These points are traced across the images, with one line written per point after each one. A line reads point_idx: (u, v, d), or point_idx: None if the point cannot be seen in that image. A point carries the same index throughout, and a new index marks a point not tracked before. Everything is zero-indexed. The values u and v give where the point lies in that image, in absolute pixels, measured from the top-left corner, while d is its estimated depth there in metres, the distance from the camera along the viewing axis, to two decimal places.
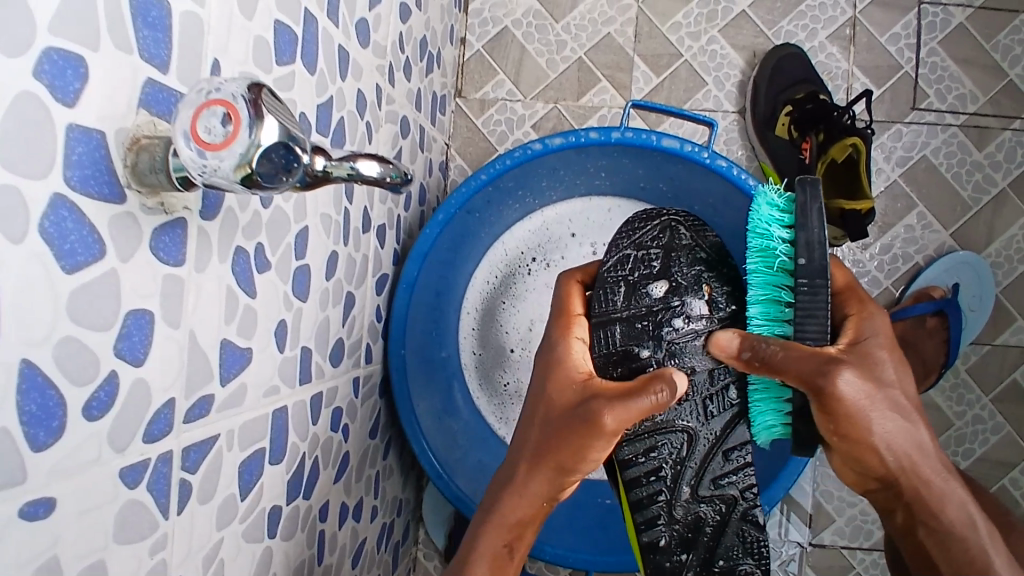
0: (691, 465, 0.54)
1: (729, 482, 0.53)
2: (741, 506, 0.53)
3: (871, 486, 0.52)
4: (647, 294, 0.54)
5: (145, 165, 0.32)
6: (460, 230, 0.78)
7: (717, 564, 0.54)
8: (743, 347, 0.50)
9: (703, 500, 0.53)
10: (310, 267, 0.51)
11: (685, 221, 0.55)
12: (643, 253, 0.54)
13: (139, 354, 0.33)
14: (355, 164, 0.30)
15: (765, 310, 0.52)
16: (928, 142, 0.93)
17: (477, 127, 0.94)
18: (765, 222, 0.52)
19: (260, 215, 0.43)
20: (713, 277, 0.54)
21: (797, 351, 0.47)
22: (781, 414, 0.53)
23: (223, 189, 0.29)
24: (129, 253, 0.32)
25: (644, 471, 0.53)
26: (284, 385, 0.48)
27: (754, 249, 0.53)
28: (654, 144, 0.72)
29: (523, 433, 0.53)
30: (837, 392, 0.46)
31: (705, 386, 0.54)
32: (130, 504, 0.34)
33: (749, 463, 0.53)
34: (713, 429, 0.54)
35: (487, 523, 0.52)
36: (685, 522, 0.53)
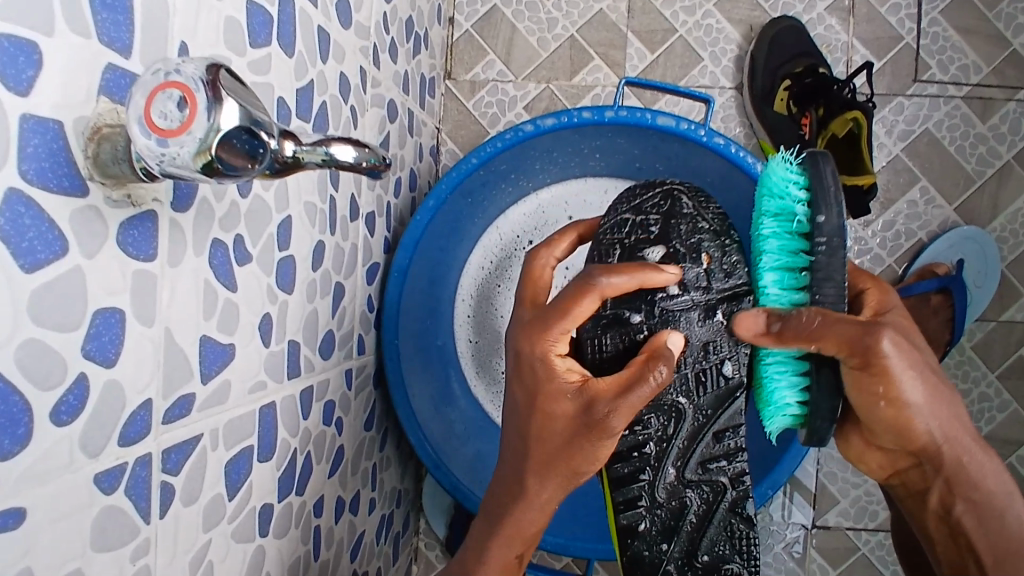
0: (676, 445, 0.52)
1: (719, 468, 0.52)
2: (728, 496, 0.52)
3: (907, 460, 0.52)
4: (641, 257, 0.51)
5: (108, 155, 0.30)
6: (454, 214, 0.77)
7: (700, 555, 0.53)
8: (772, 319, 0.47)
9: (687, 483, 0.52)
10: (295, 259, 0.49)
11: (689, 192, 0.52)
12: (641, 217, 0.52)
13: (110, 354, 0.32)
14: (329, 148, 0.29)
15: (781, 278, 0.49)
16: (931, 115, 0.91)
17: (467, 110, 0.92)
18: (781, 183, 0.48)
19: (238, 204, 0.41)
20: (713, 246, 0.51)
21: (836, 315, 0.45)
22: (798, 390, 0.49)
23: (191, 178, 0.28)
24: (94, 249, 0.30)
25: (627, 446, 0.51)
26: (270, 380, 0.47)
27: (769, 214, 0.49)
28: (649, 122, 0.70)
29: (520, 449, 0.49)
30: (881, 351, 0.45)
31: (698, 358, 0.51)
32: (109, 511, 0.32)
33: (738, 450, 0.52)
34: (703, 408, 0.52)
35: (495, 529, 0.51)
36: (669, 509, 0.52)
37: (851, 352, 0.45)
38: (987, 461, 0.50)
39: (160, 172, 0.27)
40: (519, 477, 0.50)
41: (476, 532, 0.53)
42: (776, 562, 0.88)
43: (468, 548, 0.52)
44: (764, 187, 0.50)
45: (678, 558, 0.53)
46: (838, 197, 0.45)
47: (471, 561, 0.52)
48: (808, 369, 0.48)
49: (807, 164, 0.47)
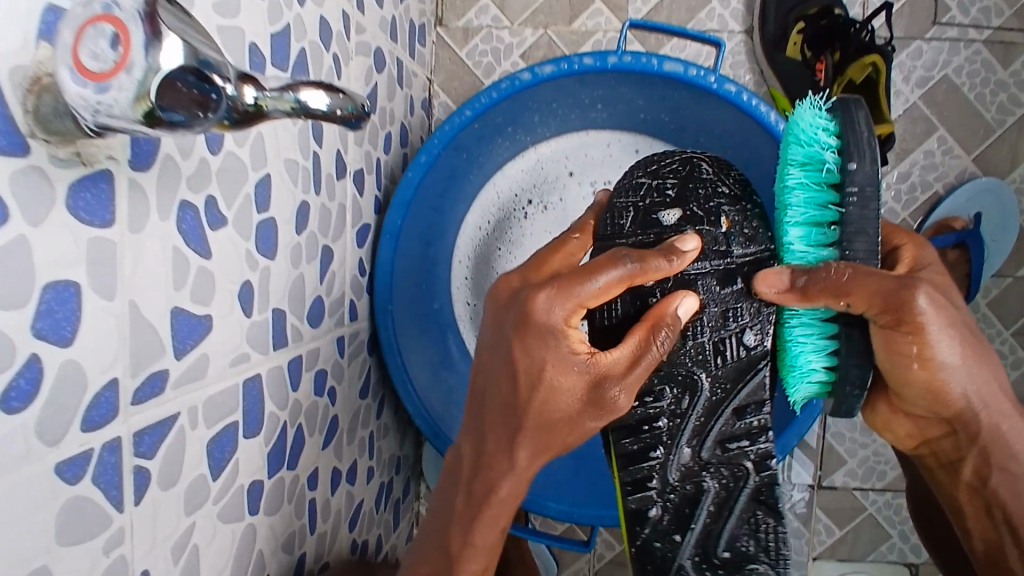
0: (691, 421, 0.50)
1: (741, 449, 0.50)
2: (750, 484, 0.50)
3: (940, 430, 0.50)
4: (655, 220, 0.50)
5: (49, 109, 0.26)
6: (448, 171, 0.73)
7: (721, 551, 0.50)
8: (797, 274, 0.46)
9: (704, 465, 0.50)
10: (276, 221, 0.46)
11: (709, 160, 0.52)
12: (657, 181, 0.51)
13: (66, 333, 0.28)
14: (299, 95, 0.25)
15: (807, 234, 0.47)
16: (950, 60, 0.86)
17: (461, 59, 0.86)
18: (808, 129, 0.45)
19: (207, 161, 0.37)
20: (733, 210, 0.49)
21: (867, 268, 0.43)
22: (824, 355, 0.48)
23: (134, 133, 0.24)
24: (40, 215, 0.27)
25: (638, 420, 0.49)
26: (254, 351, 0.44)
27: (796, 163, 0.46)
28: (655, 69, 0.66)
29: (511, 419, 0.46)
30: (915, 307, 0.43)
31: (716, 324, 0.49)
32: (76, 501, 0.30)
33: (762, 430, 0.49)
34: (722, 380, 0.49)
35: (483, 506, 0.47)
36: (683, 494, 0.50)
37: (883, 306, 0.43)
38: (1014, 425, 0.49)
39: (95, 125, 0.23)
40: (504, 448, 0.46)
41: (452, 520, 0.48)
42: None
43: (451, 527, 0.48)
44: (790, 134, 0.47)
45: (697, 550, 0.51)
46: (872, 144, 0.43)
47: (457, 547, 0.47)
48: (836, 332, 0.47)
49: (839, 109, 0.44)
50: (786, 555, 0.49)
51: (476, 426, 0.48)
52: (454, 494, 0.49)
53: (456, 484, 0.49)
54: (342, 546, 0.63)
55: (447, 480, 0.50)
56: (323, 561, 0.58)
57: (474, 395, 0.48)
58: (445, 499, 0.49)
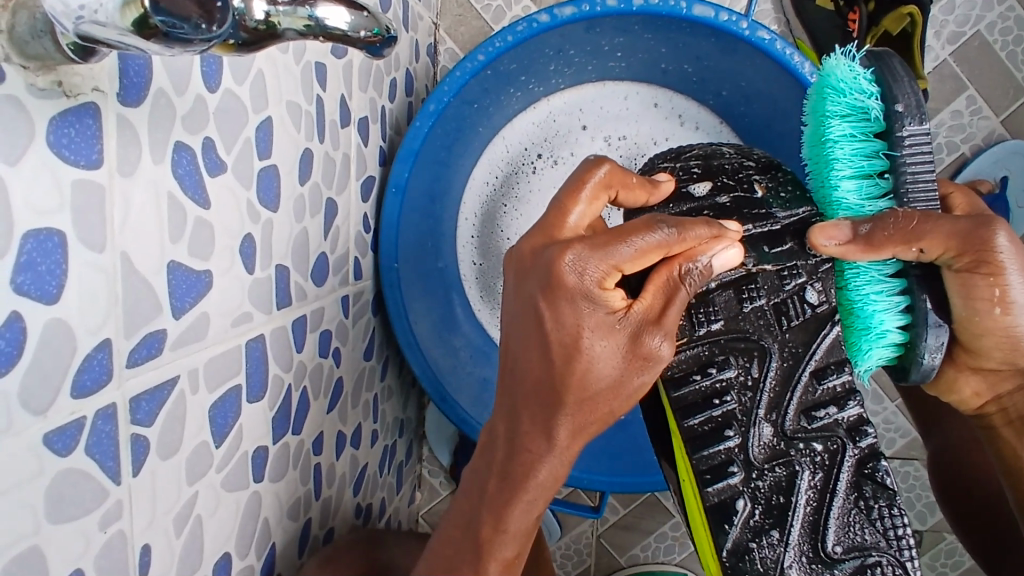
0: (761, 392, 0.49)
1: (828, 418, 0.49)
2: (845, 458, 0.48)
3: (1006, 389, 0.52)
4: (687, 193, 0.51)
5: (25, 29, 0.22)
6: (456, 123, 0.68)
7: (831, 546, 0.47)
8: (858, 224, 0.45)
9: (790, 442, 0.49)
10: (278, 168, 0.42)
11: (727, 147, 0.55)
12: (681, 165, 0.53)
13: (50, 289, 0.25)
14: (315, 10, 0.21)
15: (860, 186, 0.46)
16: (983, 16, 0.82)
17: (468, 3, 0.81)
18: (847, 80, 0.45)
19: (205, 99, 0.33)
20: (764, 179, 0.51)
21: (935, 212, 0.43)
22: (897, 313, 0.46)
23: (127, 50, 0.21)
24: (16, 155, 0.23)
25: (706, 396, 0.49)
26: (257, 311, 0.41)
27: (837, 115, 0.46)
28: (683, 13, 0.62)
29: (548, 393, 0.43)
30: (995, 247, 0.43)
31: (772, 288, 0.50)
32: (68, 475, 0.27)
33: (847, 395, 0.49)
34: (791, 344, 0.49)
35: (524, 489, 0.44)
36: (772, 483, 0.48)
37: (959, 247, 0.43)
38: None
39: (77, 36, 0.20)
40: (545, 431, 0.43)
41: (497, 504, 0.45)
42: None
43: (483, 508, 0.45)
44: (825, 89, 0.47)
45: (803, 547, 0.48)
46: (915, 90, 0.43)
47: (489, 532, 0.45)
48: (907, 287, 0.46)
49: (873, 58, 0.44)
50: (901, 535, 0.47)
51: (509, 407, 0.45)
52: (484, 478, 0.46)
53: (486, 469, 0.46)
54: (346, 510, 0.61)
55: (476, 465, 0.47)
56: (328, 527, 0.56)
57: (501, 374, 0.45)
58: (475, 477, 0.46)
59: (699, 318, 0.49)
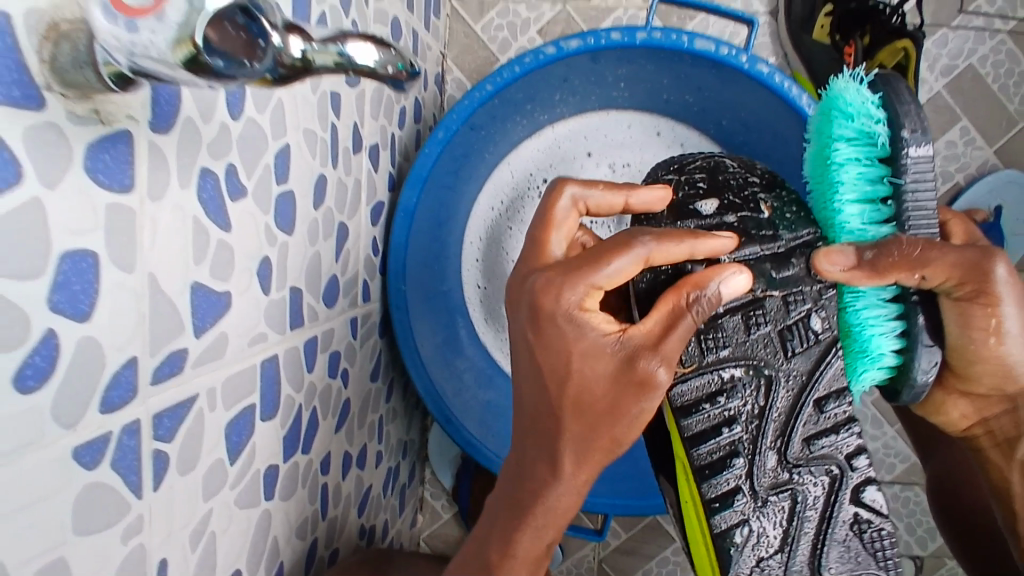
0: (768, 419, 0.50)
1: (828, 445, 0.49)
2: (845, 485, 0.49)
3: (994, 412, 0.54)
4: (695, 211, 0.52)
5: (66, 59, 0.24)
6: (463, 148, 0.70)
7: (828, 568, 0.49)
8: (863, 249, 0.46)
9: (794, 469, 0.49)
10: (294, 194, 0.43)
11: (732, 158, 0.55)
12: (686, 179, 0.54)
13: (83, 307, 0.26)
14: (345, 46, 0.22)
15: (863, 210, 0.47)
16: (976, 49, 0.84)
17: (475, 33, 0.83)
18: (856, 104, 0.46)
19: (228, 127, 0.35)
20: (770, 198, 0.52)
21: (938, 241, 0.44)
22: (893, 336, 0.48)
23: (172, 80, 0.22)
24: (55, 177, 0.25)
25: (714, 425, 0.49)
26: (272, 332, 0.42)
27: (844, 138, 0.47)
28: (685, 47, 0.64)
29: (548, 418, 0.44)
30: (993, 277, 0.45)
31: (778, 315, 0.50)
32: (94, 488, 0.27)
33: (846, 421, 0.49)
34: (796, 372, 0.49)
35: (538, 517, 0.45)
36: (777, 509, 0.49)
37: (958, 276, 0.45)
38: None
39: (130, 68, 0.21)
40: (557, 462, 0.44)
41: (508, 532, 0.45)
42: None
43: (493, 533, 0.46)
44: (832, 112, 0.48)
45: (802, 569, 0.49)
46: (920, 117, 0.44)
47: (497, 557, 0.45)
48: (905, 312, 0.48)
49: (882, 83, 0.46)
50: (891, 556, 0.48)
51: (520, 433, 0.46)
52: (499, 505, 0.46)
53: (501, 494, 0.46)
54: (350, 531, 0.61)
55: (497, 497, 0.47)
56: (333, 547, 0.57)
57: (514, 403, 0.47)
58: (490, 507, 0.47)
59: (712, 343, 0.49)
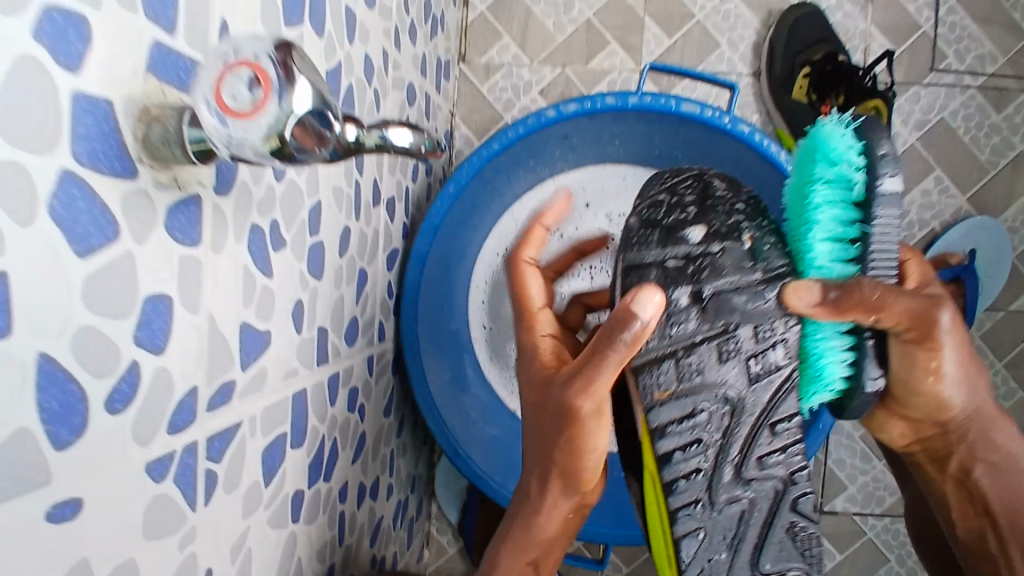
0: (732, 438, 0.51)
1: (776, 463, 0.52)
2: (787, 497, 0.52)
3: (928, 434, 0.60)
4: (683, 238, 0.51)
5: (157, 137, 0.29)
6: (473, 199, 0.76)
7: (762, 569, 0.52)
8: (829, 288, 0.49)
9: (746, 483, 0.52)
10: (324, 244, 0.49)
11: (721, 178, 0.54)
12: (677, 201, 0.52)
13: (159, 342, 0.31)
14: (385, 132, 0.28)
15: (834, 248, 0.51)
16: (946, 105, 0.91)
17: (482, 94, 0.90)
18: (840, 148, 0.49)
19: (273, 188, 0.40)
20: (752, 226, 0.52)
21: (893, 287, 0.49)
22: (843, 365, 0.53)
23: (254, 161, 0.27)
24: (144, 234, 0.29)
25: (681, 442, 0.51)
26: (302, 367, 0.47)
27: (823, 179, 0.50)
28: (673, 109, 0.71)
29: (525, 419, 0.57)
30: (933, 322, 0.52)
31: (750, 345, 0.51)
32: (159, 499, 0.32)
33: (795, 441, 0.52)
34: (758, 396, 0.51)
35: (534, 517, 0.56)
36: (727, 516, 0.51)
37: (902, 321, 0.51)
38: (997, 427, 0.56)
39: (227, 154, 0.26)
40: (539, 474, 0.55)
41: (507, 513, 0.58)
42: None
43: None
44: (817, 152, 0.51)
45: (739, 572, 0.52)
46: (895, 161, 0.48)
47: None
48: (856, 344, 0.53)
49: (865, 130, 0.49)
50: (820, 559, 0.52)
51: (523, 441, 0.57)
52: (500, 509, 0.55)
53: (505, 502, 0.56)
54: (364, 559, 0.65)
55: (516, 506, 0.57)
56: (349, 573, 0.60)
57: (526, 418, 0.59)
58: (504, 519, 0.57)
59: (689, 369, 0.51)
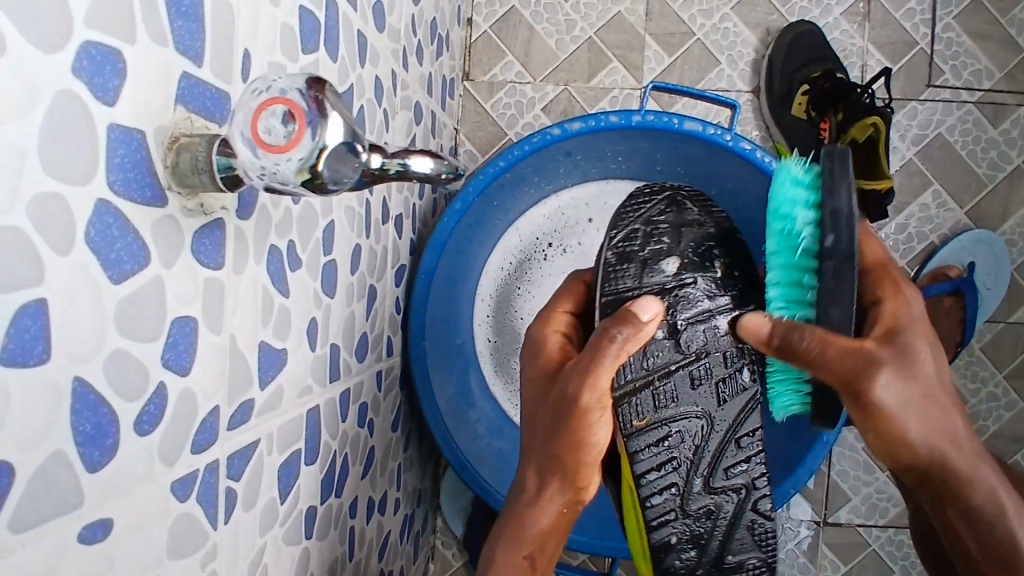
0: (705, 454, 0.52)
1: (740, 471, 0.53)
2: (753, 496, 0.53)
3: None
4: (658, 270, 0.52)
5: (187, 165, 0.29)
6: (479, 215, 0.77)
7: (727, 562, 0.53)
8: (773, 331, 0.48)
9: (713, 491, 0.53)
10: (336, 262, 0.50)
11: (691, 198, 0.56)
12: (652, 231, 0.53)
13: (184, 362, 0.32)
14: (407, 160, 0.29)
15: (783, 295, 0.51)
16: (943, 120, 0.93)
17: (485, 111, 0.92)
18: (786, 202, 0.50)
19: (291, 211, 0.41)
20: (722, 253, 0.54)
21: (834, 340, 0.45)
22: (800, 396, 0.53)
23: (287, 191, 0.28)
24: (172, 258, 0.30)
25: (656, 462, 0.51)
26: (316, 384, 0.47)
27: (775, 230, 0.51)
28: (676, 127, 0.72)
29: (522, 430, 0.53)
30: (877, 393, 0.45)
31: (719, 369, 0.53)
32: (183, 518, 0.32)
33: (758, 451, 0.53)
34: (724, 416, 0.53)
35: (522, 508, 0.50)
36: (698, 516, 0.52)
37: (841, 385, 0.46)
38: (994, 473, 0.48)
39: (261, 188, 0.27)
40: (534, 464, 0.50)
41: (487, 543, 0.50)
42: (789, 558, 0.91)
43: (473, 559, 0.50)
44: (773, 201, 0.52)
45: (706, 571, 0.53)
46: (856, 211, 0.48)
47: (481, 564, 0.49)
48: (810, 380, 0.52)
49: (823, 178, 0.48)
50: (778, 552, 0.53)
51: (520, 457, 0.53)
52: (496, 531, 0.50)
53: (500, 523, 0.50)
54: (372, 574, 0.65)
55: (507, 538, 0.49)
56: None
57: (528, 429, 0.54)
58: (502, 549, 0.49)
59: (664, 396, 0.52)
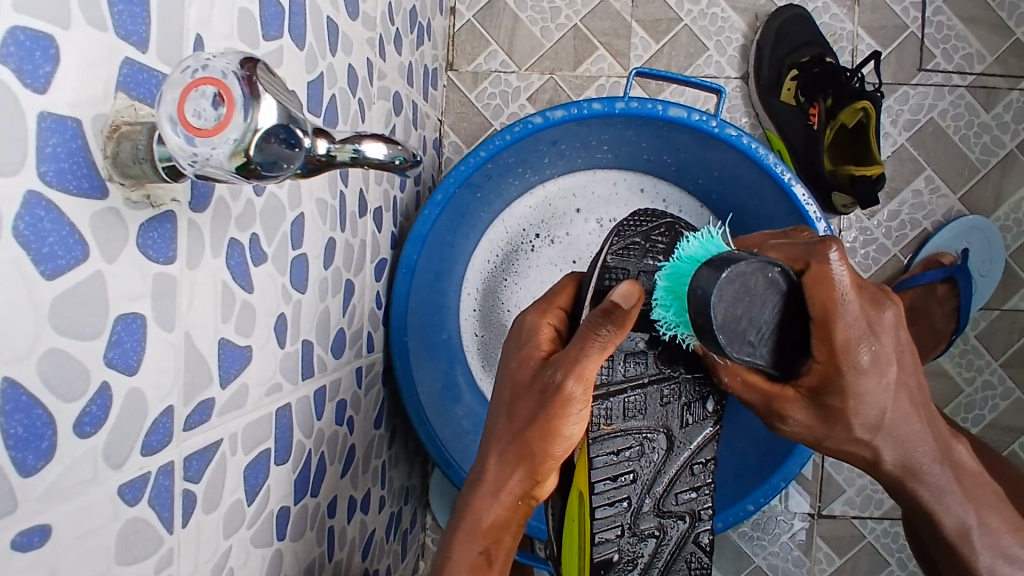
0: (660, 474, 0.53)
1: (688, 498, 0.54)
2: (694, 526, 0.54)
3: None
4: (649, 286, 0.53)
5: (127, 155, 0.28)
6: (462, 207, 0.76)
7: None
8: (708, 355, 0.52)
9: (662, 511, 0.53)
10: (308, 256, 0.48)
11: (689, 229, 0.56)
12: (649, 247, 0.54)
13: (131, 361, 0.30)
14: (359, 146, 0.28)
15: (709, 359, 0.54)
16: (935, 105, 0.91)
17: (470, 102, 0.90)
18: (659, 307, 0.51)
19: (253, 203, 0.40)
20: None
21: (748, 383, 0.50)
22: None
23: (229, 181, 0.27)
24: (115, 253, 0.29)
25: (616, 470, 0.51)
26: (286, 381, 0.46)
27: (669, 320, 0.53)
28: (660, 114, 0.70)
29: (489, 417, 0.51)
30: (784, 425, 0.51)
31: (688, 392, 0.55)
32: (133, 522, 0.31)
33: (705, 482, 0.55)
34: (683, 437, 0.54)
35: (475, 495, 0.48)
36: (640, 534, 0.53)
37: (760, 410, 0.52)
38: (927, 481, 0.51)
39: (195, 175, 0.26)
40: (498, 447, 0.48)
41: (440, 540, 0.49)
42: (782, 551, 0.90)
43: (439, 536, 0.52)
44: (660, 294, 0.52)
45: None
46: (773, 280, 0.43)
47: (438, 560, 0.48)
48: None
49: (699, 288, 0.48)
50: None
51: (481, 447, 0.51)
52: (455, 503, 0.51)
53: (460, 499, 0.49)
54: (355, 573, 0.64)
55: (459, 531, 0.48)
56: None
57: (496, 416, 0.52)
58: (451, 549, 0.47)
59: (633, 407, 0.53)
